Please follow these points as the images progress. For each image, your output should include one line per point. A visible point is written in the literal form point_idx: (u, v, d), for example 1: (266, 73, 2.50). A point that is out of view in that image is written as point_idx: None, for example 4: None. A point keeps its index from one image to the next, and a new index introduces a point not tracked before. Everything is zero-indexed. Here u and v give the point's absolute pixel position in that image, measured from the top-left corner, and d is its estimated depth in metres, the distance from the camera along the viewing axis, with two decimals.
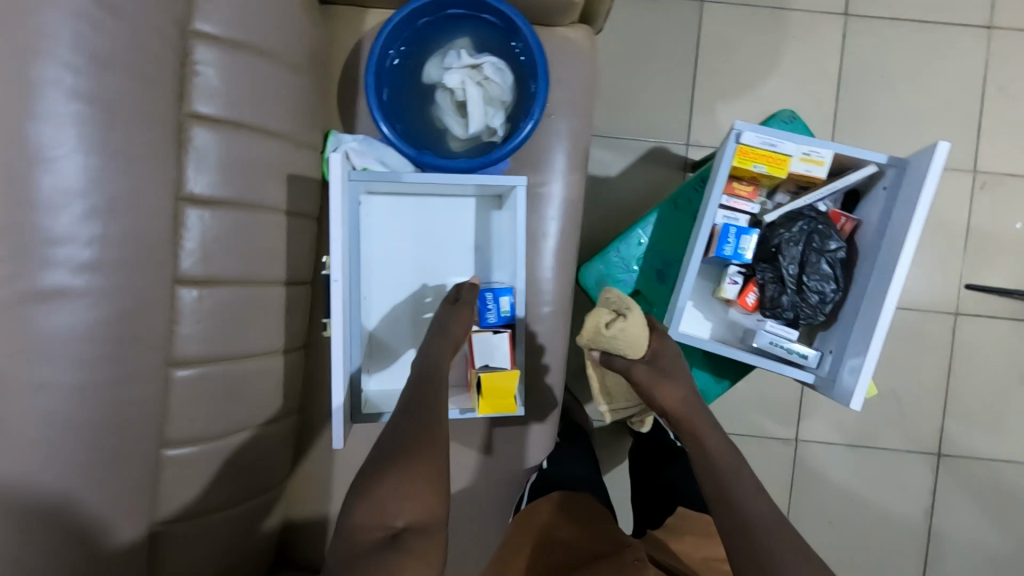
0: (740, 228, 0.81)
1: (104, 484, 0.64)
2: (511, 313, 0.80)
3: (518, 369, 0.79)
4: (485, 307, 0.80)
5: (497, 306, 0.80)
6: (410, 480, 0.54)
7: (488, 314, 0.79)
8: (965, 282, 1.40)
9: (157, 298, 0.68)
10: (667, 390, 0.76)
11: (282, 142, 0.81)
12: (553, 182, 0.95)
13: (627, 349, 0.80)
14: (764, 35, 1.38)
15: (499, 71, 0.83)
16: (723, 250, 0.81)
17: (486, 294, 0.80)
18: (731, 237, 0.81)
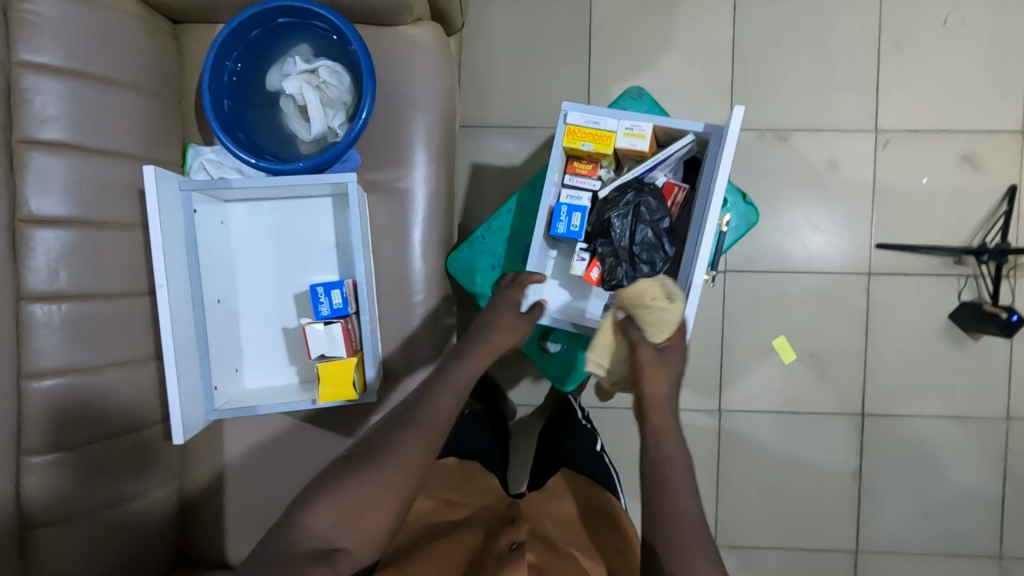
0: (572, 207, 0.84)
1: None
2: (341, 304, 0.86)
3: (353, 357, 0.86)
4: (316, 300, 0.86)
5: (328, 299, 0.86)
6: (375, 498, 0.64)
7: (319, 307, 0.86)
8: (874, 241, 1.41)
9: (1, 315, 0.72)
10: (658, 373, 0.77)
11: (132, 159, 0.85)
12: (413, 175, 0.97)
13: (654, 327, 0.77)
14: (655, 14, 1.40)
15: (334, 75, 0.86)
16: (556, 229, 0.84)
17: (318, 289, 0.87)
18: (563, 216, 0.84)
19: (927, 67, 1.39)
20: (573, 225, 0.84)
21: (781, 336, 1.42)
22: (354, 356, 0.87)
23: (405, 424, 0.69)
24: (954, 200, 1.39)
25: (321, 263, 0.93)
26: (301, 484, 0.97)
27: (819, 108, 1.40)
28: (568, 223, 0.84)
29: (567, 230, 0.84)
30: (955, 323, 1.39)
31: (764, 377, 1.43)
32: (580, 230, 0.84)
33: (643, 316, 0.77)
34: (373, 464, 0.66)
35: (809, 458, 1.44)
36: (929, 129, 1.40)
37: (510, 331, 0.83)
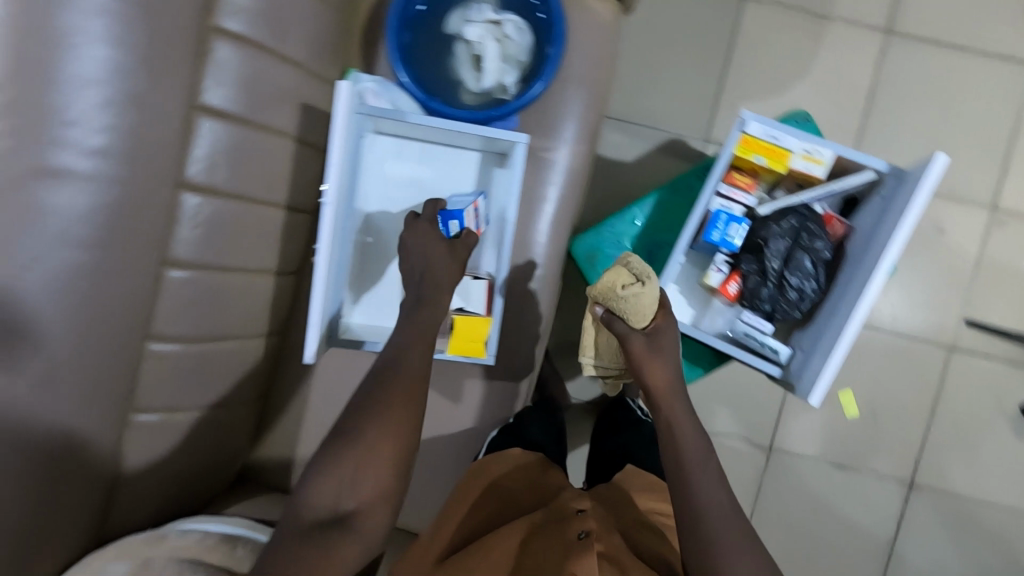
0: (731, 216, 0.83)
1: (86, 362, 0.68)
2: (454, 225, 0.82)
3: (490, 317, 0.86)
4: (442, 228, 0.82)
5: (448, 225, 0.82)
6: (369, 467, 0.63)
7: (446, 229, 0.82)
8: (964, 317, 1.38)
9: (160, 196, 0.71)
10: (656, 367, 0.75)
11: (299, 70, 0.84)
12: (559, 148, 0.95)
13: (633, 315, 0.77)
14: (801, 41, 1.37)
15: (519, 31, 0.84)
16: (710, 235, 0.83)
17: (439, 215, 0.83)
18: (720, 224, 0.83)
19: None
20: (731, 236, 0.82)
21: (848, 388, 1.41)
22: (488, 317, 0.86)
23: (385, 380, 0.67)
24: None
25: None
26: None
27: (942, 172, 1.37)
28: (726, 232, 0.83)
29: (723, 239, 0.83)
30: None
31: (821, 425, 1.42)
32: (737, 242, 0.83)
33: (622, 309, 0.78)
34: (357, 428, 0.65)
35: (849, 516, 1.42)
36: None
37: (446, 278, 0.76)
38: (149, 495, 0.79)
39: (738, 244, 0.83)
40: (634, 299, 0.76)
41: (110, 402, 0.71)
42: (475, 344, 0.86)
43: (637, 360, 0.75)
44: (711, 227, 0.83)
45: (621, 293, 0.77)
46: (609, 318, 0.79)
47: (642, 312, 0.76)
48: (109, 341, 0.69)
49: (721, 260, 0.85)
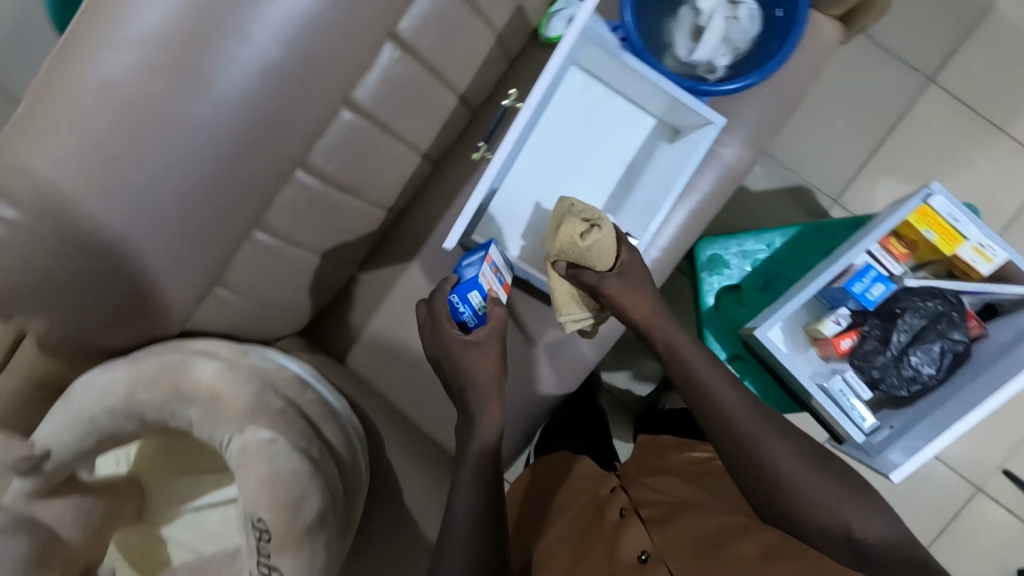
0: (879, 276, 0.81)
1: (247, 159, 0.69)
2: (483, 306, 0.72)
3: None
4: (456, 309, 0.73)
5: (468, 302, 0.72)
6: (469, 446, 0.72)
7: (461, 312, 0.73)
8: (1004, 466, 1.37)
9: (370, 37, 0.71)
10: (638, 295, 0.71)
11: None
12: (729, 145, 0.90)
13: (600, 262, 0.71)
14: (966, 144, 1.34)
15: (750, 18, 0.83)
16: (852, 285, 0.81)
17: (451, 297, 0.73)
18: (866, 279, 0.81)
19: None
20: (871, 293, 0.81)
21: None
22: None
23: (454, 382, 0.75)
24: None
25: (606, 169, 0.91)
26: None
27: None
28: (869, 288, 0.81)
29: (863, 294, 0.82)
30: None
31: None
32: (874, 300, 0.81)
33: (587, 263, 0.71)
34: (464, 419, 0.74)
35: None
36: None
37: (477, 354, 0.72)
38: (234, 308, 0.81)
39: (872, 302, 0.82)
40: (589, 255, 0.70)
41: (248, 206, 0.73)
42: None
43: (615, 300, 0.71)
44: (855, 277, 0.82)
45: (584, 249, 0.70)
46: (577, 274, 0.74)
47: (603, 253, 0.70)
48: (272, 150, 0.71)
49: (841, 315, 0.84)
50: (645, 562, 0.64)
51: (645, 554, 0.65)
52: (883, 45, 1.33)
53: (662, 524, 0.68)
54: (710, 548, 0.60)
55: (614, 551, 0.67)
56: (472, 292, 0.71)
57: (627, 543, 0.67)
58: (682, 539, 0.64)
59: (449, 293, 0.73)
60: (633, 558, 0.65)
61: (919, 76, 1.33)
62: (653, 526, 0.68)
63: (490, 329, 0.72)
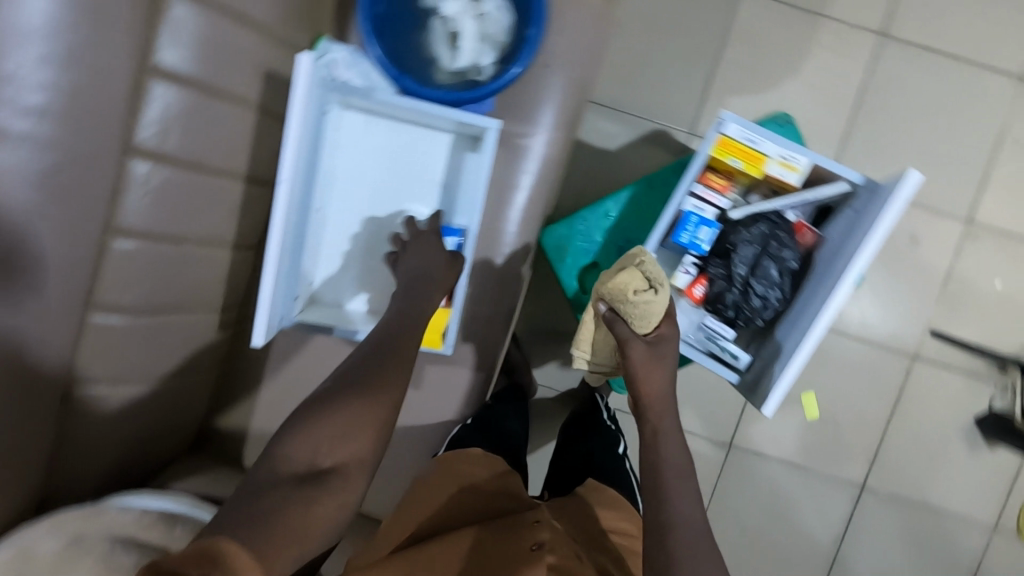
0: (702, 219, 0.81)
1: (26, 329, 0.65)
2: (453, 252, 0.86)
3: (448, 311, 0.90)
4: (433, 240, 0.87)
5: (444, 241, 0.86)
6: (350, 423, 0.65)
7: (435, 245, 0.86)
8: (930, 328, 1.40)
9: (107, 163, 0.67)
10: (652, 374, 0.76)
11: (265, 37, 0.79)
12: (535, 136, 0.93)
13: (639, 321, 0.78)
14: (795, 37, 1.34)
15: (499, 9, 0.81)
16: (679, 237, 0.81)
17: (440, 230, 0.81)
18: (690, 225, 0.81)
19: None
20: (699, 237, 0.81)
21: (811, 392, 1.42)
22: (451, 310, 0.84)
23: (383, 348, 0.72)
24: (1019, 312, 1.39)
25: (422, 197, 0.88)
26: None
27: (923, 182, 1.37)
28: (695, 234, 0.81)
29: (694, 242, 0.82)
30: (979, 428, 1.41)
31: (781, 426, 1.44)
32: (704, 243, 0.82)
33: (631, 315, 0.78)
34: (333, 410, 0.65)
35: (802, 515, 1.46)
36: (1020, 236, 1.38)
37: (446, 268, 0.81)
38: (91, 465, 0.78)
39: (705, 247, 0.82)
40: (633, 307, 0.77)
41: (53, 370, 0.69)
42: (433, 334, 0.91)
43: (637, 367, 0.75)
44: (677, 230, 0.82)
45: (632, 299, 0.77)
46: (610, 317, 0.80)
47: (647, 319, 0.78)
48: (50, 314, 0.67)
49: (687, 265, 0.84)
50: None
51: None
52: None
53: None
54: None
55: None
56: (451, 236, 0.85)
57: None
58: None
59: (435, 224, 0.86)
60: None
61: None
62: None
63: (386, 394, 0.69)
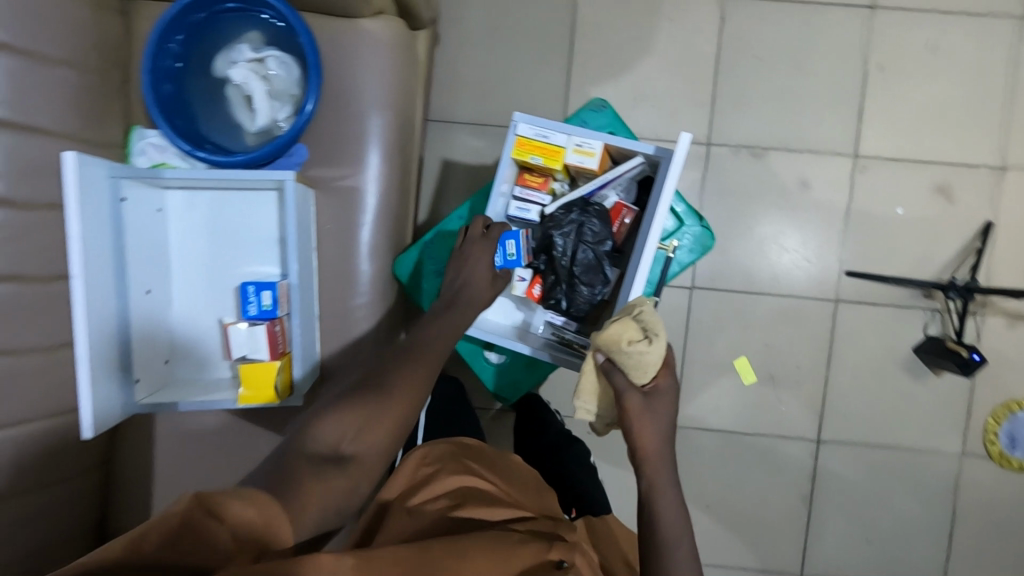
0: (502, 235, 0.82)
1: None
2: (270, 307, 0.76)
3: (278, 361, 0.76)
4: (245, 299, 0.77)
5: (258, 299, 0.77)
6: (377, 416, 0.68)
7: (246, 306, 0.77)
8: (845, 269, 1.38)
9: None
10: (647, 426, 0.72)
11: (67, 140, 0.82)
12: (363, 172, 0.92)
13: (635, 370, 0.73)
14: (640, 18, 1.35)
15: (283, 66, 0.84)
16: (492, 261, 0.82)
17: (248, 287, 0.78)
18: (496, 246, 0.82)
19: (915, 94, 1.35)
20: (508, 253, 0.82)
21: (742, 356, 1.41)
22: (280, 359, 0.77)
23: (401, 363, 0.73)
24: (929, 232, 1.37)
25: (260, 257, 0.89)
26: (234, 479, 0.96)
27: (801, 127, 1.36)
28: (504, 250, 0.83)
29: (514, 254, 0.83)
30: (919, 357, 1.38)
31: (722, 397, 1.42)
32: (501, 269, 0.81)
33: (630, 363, 0.73)
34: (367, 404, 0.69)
35: (764, 482, 1.43)
36: (909, 157, 1.36)
37: (487, 288, 0.80)
38: None
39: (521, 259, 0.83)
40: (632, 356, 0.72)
41: None
42: (265, 389, 0.76)
43: (630, 418, 0.72)
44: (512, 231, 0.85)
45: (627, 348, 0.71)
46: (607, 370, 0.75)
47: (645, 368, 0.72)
48: None
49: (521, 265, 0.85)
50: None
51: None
52: None
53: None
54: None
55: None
56: (264, 288, 0.76)
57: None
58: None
59: (243, 282, 0.77)
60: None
61: None
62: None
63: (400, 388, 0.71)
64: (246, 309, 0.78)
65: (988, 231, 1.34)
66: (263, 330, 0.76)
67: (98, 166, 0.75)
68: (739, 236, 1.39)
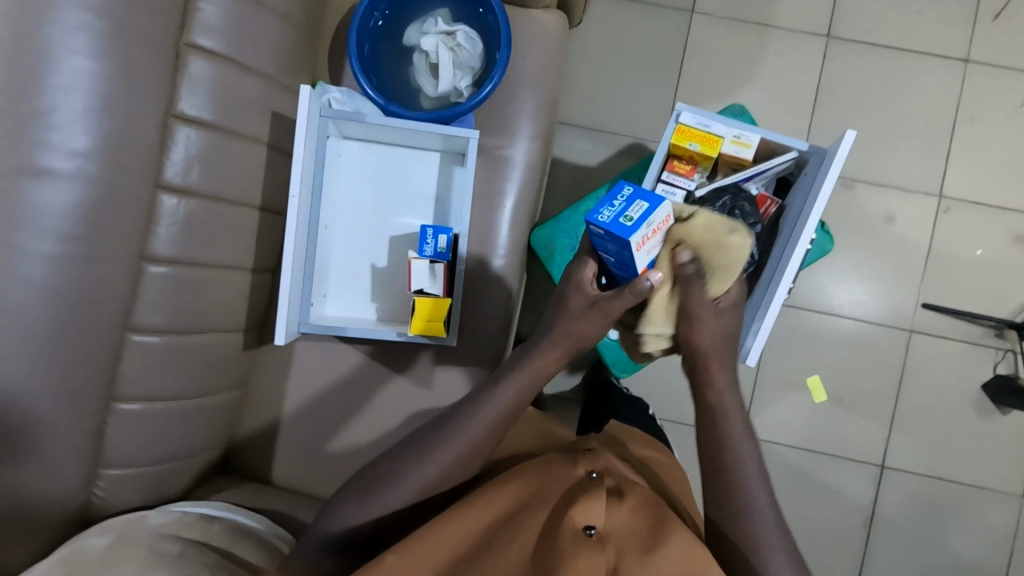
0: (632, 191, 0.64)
1: (66, 361, 0.73)
2: (445, 249, 0.84)
3: (449, 298, 0.85)
4: (422, 240, 0.85)
5: (435, 242, 0.85)
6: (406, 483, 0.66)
7: (424, 246, 0.85)
8: (921, 301, 1.45)
9: (140, 197, 0.77)
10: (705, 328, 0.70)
11: (267, 82, 0.91)
12: (517, 145, 1.00)
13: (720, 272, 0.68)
14: (748, 48, 1.45)
15: (470, 40, 0.92)
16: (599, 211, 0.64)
17: (427, 229, 0.86)
18: (619, 200, 0.65)
19: (999, 145, 1.44)
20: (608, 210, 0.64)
21: (814, 375, 1.46)
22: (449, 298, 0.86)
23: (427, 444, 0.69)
24: (1004, 274, 1.43)
25: (418, 211, 0.97)
26: (356, 420, 1.02)
27: (890, 164, 1.44)
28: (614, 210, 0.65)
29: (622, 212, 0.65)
30: (987, 394, 1.43)
31: (791, 413, 1.46)
32: (591, 220, 0.64)
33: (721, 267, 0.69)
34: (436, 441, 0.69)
35: (826, 501, 1.45)
36: (990, 203, 1.44)
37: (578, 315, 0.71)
38: (131, 482, 0.85)
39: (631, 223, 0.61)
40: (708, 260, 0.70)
41: (95, 386, 0.77)
42: (434, 322, 0.85)
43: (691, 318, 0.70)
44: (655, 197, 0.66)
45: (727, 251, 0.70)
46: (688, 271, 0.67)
47: (732, 271, 0.69)
48: (93, 330, 0.75)
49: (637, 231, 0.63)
50: (590, 540, 0.55)
51: (595, 530, 0.56)
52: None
53: (620, 512, 0.61)
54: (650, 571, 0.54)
55: (564, 513, 0.58)
56: (443, 232, 0.84)
57: (582, 508, 0.58)
58: (631, 536, 0.58)
59: (422, 224, 0.85)
60: (581, 527, 0.56)
61: (681, 12, 1.45)
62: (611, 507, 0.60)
63: (443, 462, 0.68)
64: (422, 249, 0.86)
65: None
66: (442, 270, 0.85)
67: (315, 100, 0.84)
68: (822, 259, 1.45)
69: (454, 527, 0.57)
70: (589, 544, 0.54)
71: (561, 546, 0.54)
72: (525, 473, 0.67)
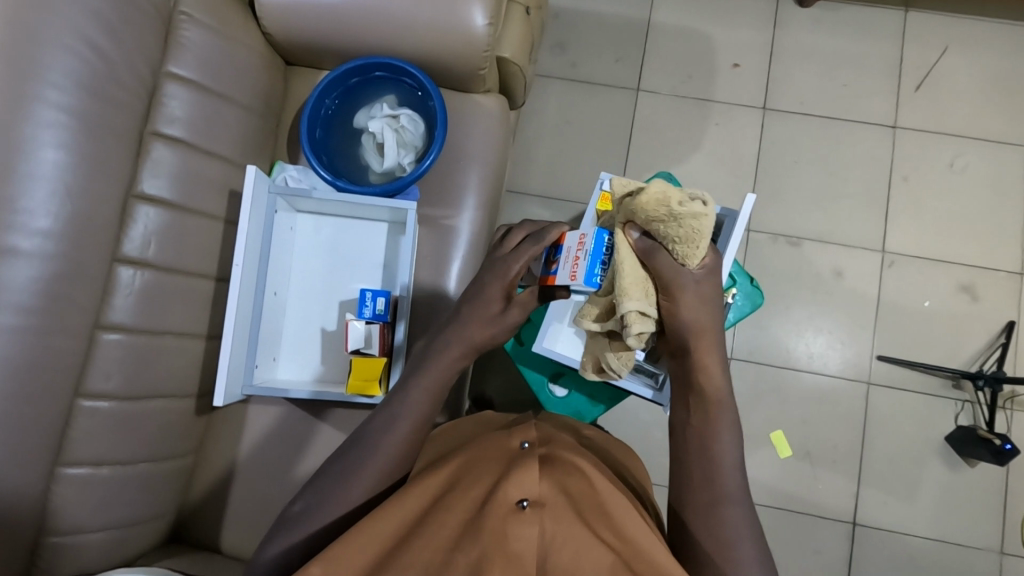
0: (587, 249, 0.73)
1: (12, 429, 0.76)
2: (382, 311, 0.94)
3: (384, 357, 0.94)
4: (362, 303, 0.95)
5: (373, 304, 0.95)
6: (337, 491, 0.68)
7: (362, 309, 0.94)
8: (877, 354, 1.47)
9: (96, 270, 0.83)
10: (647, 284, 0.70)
11: (227, 164, 0.99)
12: (461, 214, 1.07)
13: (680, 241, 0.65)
14: (690, 119, 1.57)
15: (413, 122, 1.03)
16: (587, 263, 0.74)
17: (366, 294, 0.96)
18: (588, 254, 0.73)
19: (934, 203, 1.52)
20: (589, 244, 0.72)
21: (778, 431, 1.46)
22: (384, 357, 0.94)
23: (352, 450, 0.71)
24: (953, 325, 1.47)
25: (365, 277, 1.04)
26: (305, 481, 1.03)
27: (832, 222, 1.52)
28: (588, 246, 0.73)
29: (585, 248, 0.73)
30: (951, 445, 1.43)
31: (757, 469, 1.45)
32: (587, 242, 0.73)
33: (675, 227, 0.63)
34: (349, 457, 0.70)
35: (800, 560, 1.42)
36: (933, 257, 1.50)
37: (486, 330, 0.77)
38: (74, 551, 0.85)
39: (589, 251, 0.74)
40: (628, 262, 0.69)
41: (40, 453, 0.80)
42: (369, 382, 0.93)
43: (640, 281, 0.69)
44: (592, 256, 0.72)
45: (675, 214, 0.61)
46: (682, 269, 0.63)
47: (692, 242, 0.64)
48: (40, 399, 0.78)
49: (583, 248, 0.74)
50: (522, 513, 0.57)
51: (528, 502, 0.58)
52: (587, 79, 1.59)
53: (555, 477, 0.63)
54: (586, 532, 0.57)
55: (497, 488, 0.60)
56: (378, 296, 0.94)
57: (513, 482, 0.60)
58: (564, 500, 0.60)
59: (362, 289, 0.95)
60: (513, 501, 0.58)
61: (628, 90, 1.58)
62: (548, 474, 0.63)
63: (367, 467, 0.69)
64: (362, 312, 0.95)
65: (1012, 329, 1.44)
66: (377, 331, 0.94)
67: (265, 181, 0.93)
68: (776, 313, 1.50)
69: (394, 519, 0.60)
70: (517, 518, 0.56)
71: (492, 525, 0.56)
72: (457, 459, 0.69)
